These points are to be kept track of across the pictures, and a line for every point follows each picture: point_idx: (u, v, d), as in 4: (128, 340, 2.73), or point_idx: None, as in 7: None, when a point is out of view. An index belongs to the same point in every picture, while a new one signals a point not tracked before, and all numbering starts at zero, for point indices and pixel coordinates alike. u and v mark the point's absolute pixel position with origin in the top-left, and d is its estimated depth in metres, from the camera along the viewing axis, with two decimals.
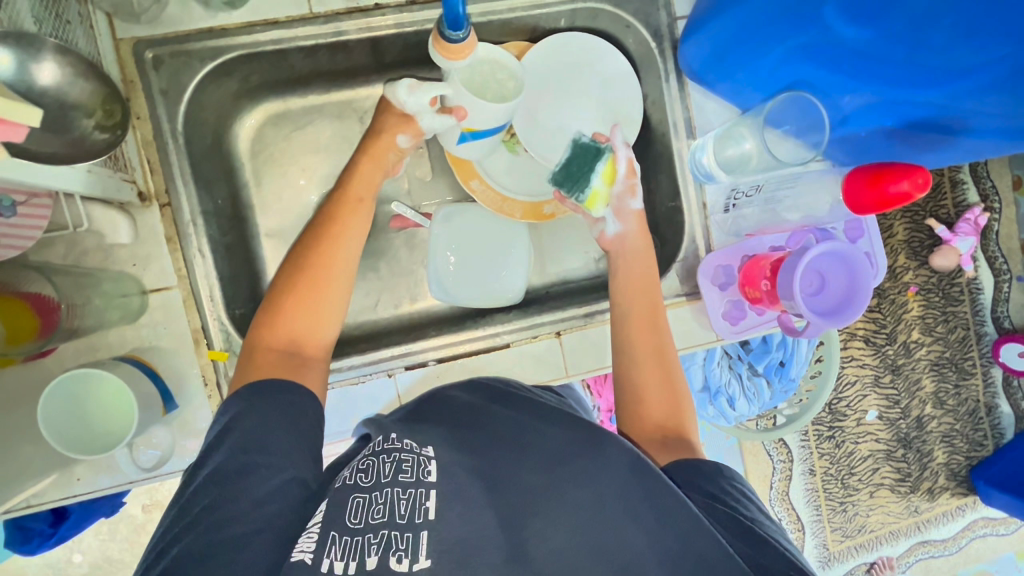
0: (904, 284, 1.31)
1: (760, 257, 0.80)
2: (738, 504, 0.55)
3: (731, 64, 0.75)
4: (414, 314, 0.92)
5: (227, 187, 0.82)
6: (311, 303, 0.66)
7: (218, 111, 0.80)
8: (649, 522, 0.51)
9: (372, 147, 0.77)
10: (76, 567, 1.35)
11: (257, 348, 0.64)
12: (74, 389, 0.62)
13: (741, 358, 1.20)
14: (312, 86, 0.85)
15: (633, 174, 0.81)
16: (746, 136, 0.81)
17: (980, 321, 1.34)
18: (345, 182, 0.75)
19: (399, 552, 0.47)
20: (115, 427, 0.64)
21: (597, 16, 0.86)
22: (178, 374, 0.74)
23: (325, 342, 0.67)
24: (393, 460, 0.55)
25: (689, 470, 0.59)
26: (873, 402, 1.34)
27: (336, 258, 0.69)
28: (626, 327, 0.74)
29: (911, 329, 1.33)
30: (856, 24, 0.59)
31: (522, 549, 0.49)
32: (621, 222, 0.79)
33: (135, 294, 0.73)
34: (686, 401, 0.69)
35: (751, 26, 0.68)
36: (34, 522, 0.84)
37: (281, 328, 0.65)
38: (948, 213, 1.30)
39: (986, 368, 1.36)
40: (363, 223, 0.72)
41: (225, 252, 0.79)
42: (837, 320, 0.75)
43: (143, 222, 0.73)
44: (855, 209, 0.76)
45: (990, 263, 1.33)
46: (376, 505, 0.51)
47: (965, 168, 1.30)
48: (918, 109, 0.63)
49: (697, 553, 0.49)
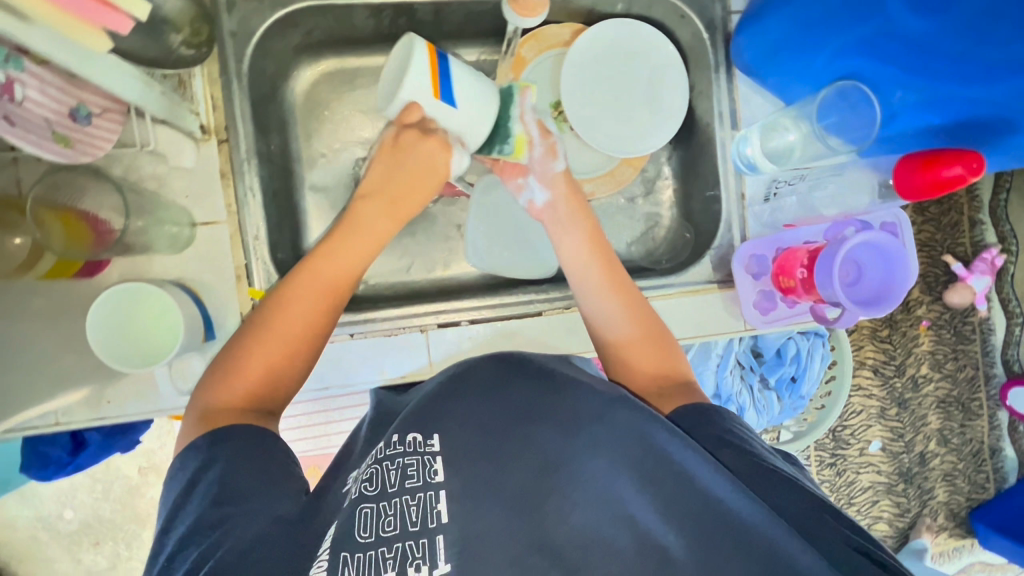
0: (916, 318, 1.28)
1: (796, 248, 0.81)
2: (745, 442, 0.57)
3: (784, 54, 0.75)
4: (447, 280, 0.93)
5: (279, 136, 0.84)
6: (273, 356, 0.64)
7: (280, 61, 0.82)
8: (670, 481, 0.51)
9: (396, 192, 0.75)
10: (66, 523, 1.34)
11: (213, 411, 0.60)
12: (130, 299, 0.66)
13: (753, 369, 1.14)
14: (370, 48, 0.87)
15: (547, 133, 0.79)
16: (790, 127, 0.81)
17: (989, 362, 1.31)
18: (332, 236, 0.72)
19: (416, 561, 0.46)
20: (161, 342, 0.67)
21: (654, 5, 0.88)
22: (221, 306, 0.75)
23: (288, 386, 0.66)
24: (398, 467, 0.54)
25: (697, 412, 0.61)
26: (877, 432, 1.32)
27: (310, 311, 0.67)
28: (596, 305, 0.74)
29: (921, 364, 1.30)
30: (920, 15, 0.62)
31: (545, 538, 0.48)
32: (546, 187, 0.80)
33: (185, 225, 0.73)
34: (673, 343, 0.72)
35: (814, 12, 0.69)
36: (52, 449, 0.83)
37: (237, 387, 0.62)
38: (965, 252, 1.26)
39: (992, 410, 1.32)
40: (360, 255, 0.72)
41: (272, 196, 0.80)
42: (873, 311, 0.77)
43: (203, 155, 0.75)
44: (906, 193, 0.76)
45: (1004, 305, 1.29)
46: (386, 516, 0.49)
47: (985, 208, 1.26)
48: (969, 106, 0.65)
49: (717, 501, 0.49)
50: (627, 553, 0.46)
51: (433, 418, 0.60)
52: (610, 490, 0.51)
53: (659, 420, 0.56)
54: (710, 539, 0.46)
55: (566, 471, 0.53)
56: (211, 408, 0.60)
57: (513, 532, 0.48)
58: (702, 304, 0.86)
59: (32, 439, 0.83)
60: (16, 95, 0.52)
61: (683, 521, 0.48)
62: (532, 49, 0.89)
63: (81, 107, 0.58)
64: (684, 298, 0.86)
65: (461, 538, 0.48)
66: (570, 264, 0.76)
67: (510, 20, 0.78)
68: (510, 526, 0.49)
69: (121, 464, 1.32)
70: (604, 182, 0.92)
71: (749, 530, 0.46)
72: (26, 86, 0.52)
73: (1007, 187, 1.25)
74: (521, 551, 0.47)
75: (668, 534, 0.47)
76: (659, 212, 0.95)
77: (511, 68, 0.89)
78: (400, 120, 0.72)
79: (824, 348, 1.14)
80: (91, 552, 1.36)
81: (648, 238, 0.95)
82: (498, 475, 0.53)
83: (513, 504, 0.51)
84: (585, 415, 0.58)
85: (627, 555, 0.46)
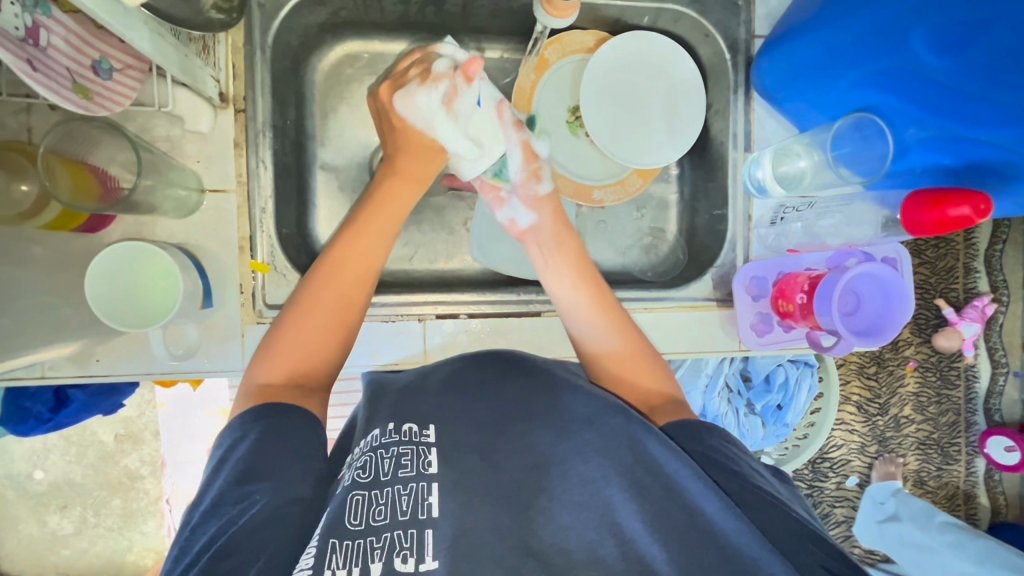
0: (904, 357, 1.27)
1: (796, 273, 0.82)
2: (726, 459, 0.57)
3: (805, 81, 0.77)
4: (448, 272, 0.92)
5: (295, 112, 0.84)
6: (314, 332, 0.64)
7: (305, 39, 0.83)
8: (658, 491, 0.50)
9: (402, 168, 0.74)
10: (34, 484, 1.32)
11: (258, 388, 0.59)
12: (132, 258, 0.66)
13: (740, 393, 1.14)
14: (395, 34, 0.88)
15: (531, 158, 0.80)
16: (801, 155, 0.82)
17: (971, 409, 1.30)
18: (364, 211, 0.71)
19: (403, 552, 0.46)
20: (164, 299, 0.68)
21: (680, 21, 0.89)
22: (221, 275, 0.75)
23: (328, 367, 0.64)
24: (392, 456, 0.54)
25: (692, 428, 0.61)
26: (856, 467, 1.30)
27: (349, 287, 0.66)
28: (586, 323, 0.71)
29: (904, 405, 1.28)
30: (938, 53, 0.62)
31: (531, 540, 0.48)
32: (530, 210, 0.78)
33: (194, 190, 0.74)
34: (663, 368, 0.70)
35: (838, 41, 0.70)
36: (34, 404, 0.82)
37: (280, 362, 0.61)
38: (957, 297, 1.26)
39: (970, 457, 1.32)
40: (390, 227, 0.71)
41: (283, 171, 0.80)
42: (869, 341, 0.78)
43: (219, 123, 0.75)
44: (912, 229, 0.75)
45: (991, 354, 1.30)
46: (377, 504, 0.49)
47: (981, 257, 1.26)
48: (984, 149, 0.66)
49: (704, 518, 0.48)
50: (606, 550, 0.47)
51: (430, 409, 0.61)
52: (594, 489, 0.51)
53: (649, 428, 0.56)
54: (698, 552, 0.46)
55: (553, 473, 0.53)
56: (255, 390, 0.59)
57: (496, 531, 0.48)
58: (700, 322, 0.87)
59: (14, 391, 0.82)
60: (41, 40, 0.51)
61: (669, 535, 0.47)
62: (555, 51, 0.90)
63: (103, 60, 0.58)
64: (683, 313, 0.87)
65: (447, 532, 0.47)
66: (551, 282, 0.74)
67: (541, 18, 0.78)
68: (498, 525, 0.48)
69: (96, 429, 1.31)
70: (613, 190, 0.92)
71: (732, 548, 0.46)
72: (51, 33, 0.52)
73: (1004, 239, 1.26)
74: (509, 552, 0.46)
75: (653, 546, 0.46)
76: (666, 225, 0.96)
77: (534, 67, 0.89)
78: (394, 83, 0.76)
79: (812, 379, 1.14)
80: (57, 516, 1.33)
81: (651, 251, 0.96)
82: (486, 469, 0.54)
83: (500, 502, 0.51)
84: (576, 418, 0.58)
85: (606, 552, 0.47)
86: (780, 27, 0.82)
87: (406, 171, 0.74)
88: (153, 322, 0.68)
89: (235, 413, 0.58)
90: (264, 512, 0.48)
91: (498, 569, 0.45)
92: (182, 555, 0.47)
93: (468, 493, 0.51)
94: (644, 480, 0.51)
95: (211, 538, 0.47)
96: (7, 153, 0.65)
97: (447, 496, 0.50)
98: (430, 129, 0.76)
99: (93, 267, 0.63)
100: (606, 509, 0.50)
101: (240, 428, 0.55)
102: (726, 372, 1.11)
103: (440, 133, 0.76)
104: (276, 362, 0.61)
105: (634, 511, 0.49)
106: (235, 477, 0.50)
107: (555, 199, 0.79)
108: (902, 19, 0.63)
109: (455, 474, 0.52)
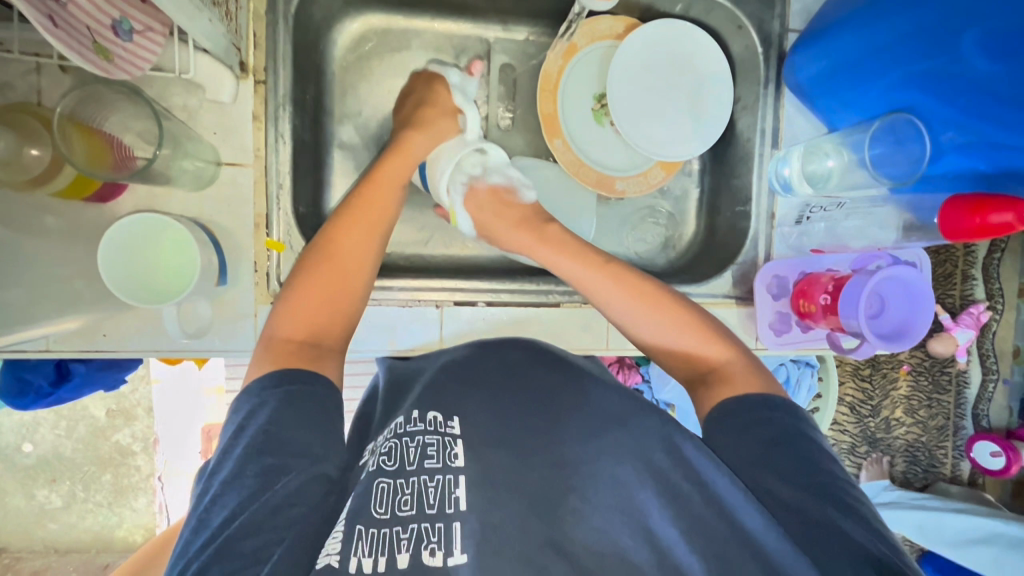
0: (897, 360, 1.16)
1: (819, 274, 0.82)
2: (780, 461, 0.53)
3: (844, 79, 0.76)
4: (464, 258, 0.89)
5: (314, 86, 0.81)
6: (333, 285, 0.62)
7: (326, 11, 0.80)
8: (692, 495, 0.49)
9: (422, 120, 0.77)
10: (23, 456, 1.29)
11: (276, 341, 0.58)
12: (143, 233, 0.64)
13: None
14: (419, 10, 0.85)
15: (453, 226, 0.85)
16: (830, 154, 0.81)
17: (960, 413, 1.18)
18: (380, 164, 0.72)
19: (431, 544, 0.45)
20: (181, 269, 0.66)
21: (712, 12, 0.87)
22: (236, 251, 0.73)
23: (344, 330, 0.62)
24: (417, 445, 0.53)
25: (748, 406, 0.58)
26: (846, 468, 1.21)
27: (364, 235, 0.66)
28: (627, 312, 0.68)
29: (894, 407, 1.18)
30: (991, 59, 0.61)
31: (560, 536, 0.46)
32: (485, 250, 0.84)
33: (211, 163, 0.71)
34: (721, 335, 0.66)
35: (884, 38, 0.69)
36: (34, 377, 0.79)
37: (299, 316, 0.60)
38: (952, 303, 1.14)
39: (956, 460, 1.22)
40: (400, 174, 0.72)
41: (300, 147, 0.78)
42: (892, 346, 0.78)
43: (239, 94, 0.72)
44: (951, 233, 0.76)
45: (982, 360, 1.16)
46: (403, 494, 0.48)
47: (979, 263, 1.13)
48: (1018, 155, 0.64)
49: (746, 533, 0.46)
50: (638, 556, 0.45)
51: (451, 401, 0.60)
52: (625, 491, 0.50)
53: (688, 434, 0.55)
54: (729, 560, 0.45)
55: (580, 471, 0.52)
56: (268, 347, 0.58)
57: (528, 535, 0.46)
58: (718, 318, 0.86)
59: (14, 363, 0.79)
60: None
61: (705, 545, 0.46)
62: (584, 37, 0.87)
63: (123, 21, 0.53)
64: (702, 309, 0.86)
65: (479, 527, 0.46)
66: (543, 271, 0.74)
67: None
68: (524, 522, 0.47)
69: (87, 404, 1.27)
70: (636, 181, 0.90)
71: (767, 559, 0.45)
72: None
73: (1003, 248, 1.13)
74: (537, 551, 0.45)
75: (690, 556, 0.45)
76: (684, 220, 0.95)
77: (563, 52, 0.87)
78: (421, 71, 0.84)
79: (812, 379, 1.11)
80: (46, 489, 1.31)
81: (668, 245, 0.94)
82: (514, 465, 0.52)
83: (529, 500, 0.49)
84: (603, 419, 0.58)
85: (640, 560, 0.45)
86: (818, 21, 0.80)
87: (426, 126, 0.76)
88: (171, 297, 0.66)
89: (247, 377, 0.56)
90: (294, 486, 0.47)
91: (528, 568, 0.44)
92: (201, 527, 0.45)
93: (497, 491, 0.49)
94: (680, 485, 0.50)
95: (229, 531, 0.43)
96: (20, 116, 0.61)
97: (474, 489, 0.49)
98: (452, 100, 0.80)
99: (105, 244, 0.61)
100: (635, 510, 0.48)
101: (259, 394, 0.53)
102: None
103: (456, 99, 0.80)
104: (294, 317, 0.59)
105: (669, 517, 0.47)
106: (255, 447, 0.48)
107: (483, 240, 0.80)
108: (954, 19, 0.62)
109: (482, 469, 0.51)
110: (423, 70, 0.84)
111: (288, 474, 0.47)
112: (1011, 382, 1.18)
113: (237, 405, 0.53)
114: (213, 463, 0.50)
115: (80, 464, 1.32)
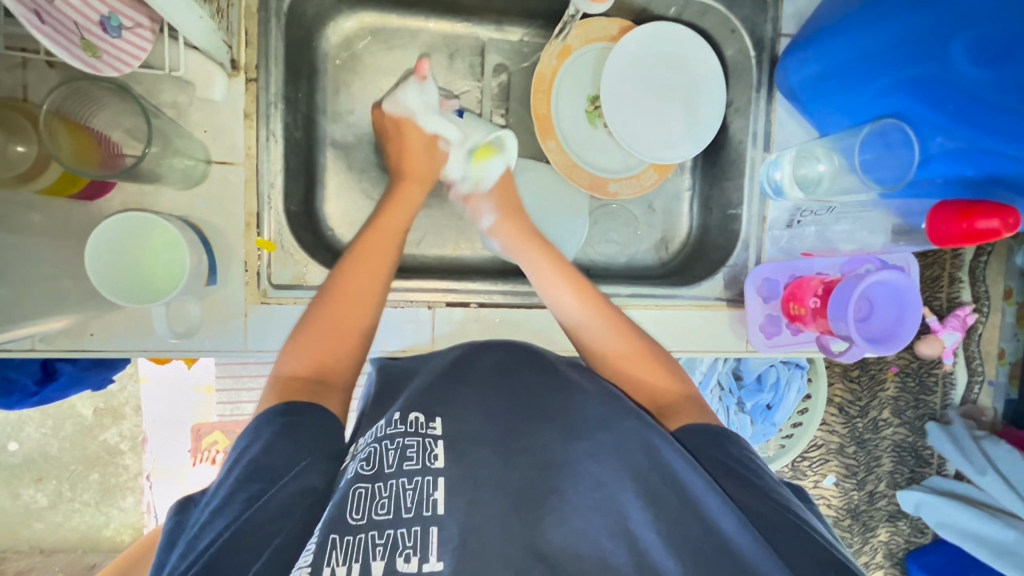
0: (885, 361, 1.17)
1: (808, 278, 0.82)
2: (747, 472, 0.56)
3: (836, 83, 0.76)
4: (456, 258, 0.89)
5: (306, 84, 0.80)
6: (342, 320, 0.64)
7: (319, 8, 0.79)
8: (674, 503, 0.49)
9: (413, 169, 0.78)
10: (8, 455, 1.27)
11: (283, 379, 0.59)
12: (128, 231, 0.63)
13: (731, 392, 1.11)
14: (414, 9, 0.85)
15: (468, 195, 0.81)
16: (821, 157, 0.82)
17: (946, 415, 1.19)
18: (379, 211, 0.73)
19: (405, 551, 0.44)
20: (171, 265, 0.65)
21: (706, 16, 0.87)
22: (225, 250, 0.72)
23: (349, 368, 0.62)
24: (397, 448, 0.52)
25: (713, 436, 0.59)
26: (834, 468, 1.21)
27: (367, 281, 0.66)
28: (589, 328, 0.70)
29: (883, 408, 1.18)
30: (978, 64, 0.61)
31: (539, 541, 0.46)
32: (493, 240, 0.80)
33: (201, 161, 0.71)
34: (670, 367, 0.69)
35: (871, 45, 0.70)
36: (19, 375, 0.78)
37: (304, 353, 0.61)
38: (938, 305, 1.14)
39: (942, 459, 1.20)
40: (401, 220, 0.73)
41: (294, 145, 0.78)
42: (881, 349, 0.78)
43: (230, 92, 0.71)
44: (941, 239, 0.75)
45: (968, 362, 1.18)
46: (380, 497, 0.48)
47: (965, 265, 1.14)
48: (1006, 161, 0.64)
49: (720, 536, 0.47)
50: (617, 559, 0.45)
51: (440, 401, 0.60)
52: (609, 494, 0.50)
53: (664, 436, 0.55)
54: (703, 560, 0.45)
55: (564, 477, 0.52)
56: (275, 386, 0.58)
57: (512, 540, 0.45)
58: (710, 320, 0.87)
59: None
60: None
61: (682, 548, 0.46)
62: (578, 38, 0.87)
63: (112, 16, 0.52)
64: (695, 311, 0.86)
65: (458, 532, 0.46)
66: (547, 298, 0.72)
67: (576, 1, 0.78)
68: (507, 526, 0.47)
69: (74, 403, 1.26)
70: (629, 183, 0.90)
71: (739, 561, 0.45)
72: None
73: (989, 251, 1.14)
74: (517, 556, 0.44)
75: (668, 560, 0.44)
76: (676, 223, 0.95)
77: (558, 53, 0.87)
78: (380, 107, 0.81)
79: (802, 380, 1.12)
80: (31, 488, 1.29)
81: (661, 247, 0.95)
82: (501, 469, 0.52)
83: (514, 506, 0.49)
84: (588, 422, 0.58)
85: (617, 562, 0.45)
86: (811, 27, 0.81)
87: (422, 181, 0.78)
88: (159, 294, 0.65)
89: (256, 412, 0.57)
90: (280, 500, 0.47)
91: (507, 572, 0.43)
92: (187, 552, 0.45)
93: (481, 495, 0.49)
94: (658, 489, 0.50)
95: (209, 554, 0.43)
96: (5, 111, 0.62)
97: (455, 492, 0.49)
98: (421, 124, 0.79)
99: (92, 242, 0.60)
100: (617, 519, 0.48)
101: (256, 429, 0.53)
102: (720, 370, 1.10)
103: (427, 125, 0.79)
104: (300, 355, 0.60)
105: (649, 522, 0.47)
106: (246, 473, 0.49)
107: (504, 220, 0.78)
108: (939, 28, 0.64)
109: (467, 472, 0.51)
110: (384, 111, 0.80)
111: (272, 488, 0.48)
112: (996, 383, 1.20)
113: (235, 441, 0.54)
114: (208, 493, 0.51)
115: (66, 463, 1.30)
